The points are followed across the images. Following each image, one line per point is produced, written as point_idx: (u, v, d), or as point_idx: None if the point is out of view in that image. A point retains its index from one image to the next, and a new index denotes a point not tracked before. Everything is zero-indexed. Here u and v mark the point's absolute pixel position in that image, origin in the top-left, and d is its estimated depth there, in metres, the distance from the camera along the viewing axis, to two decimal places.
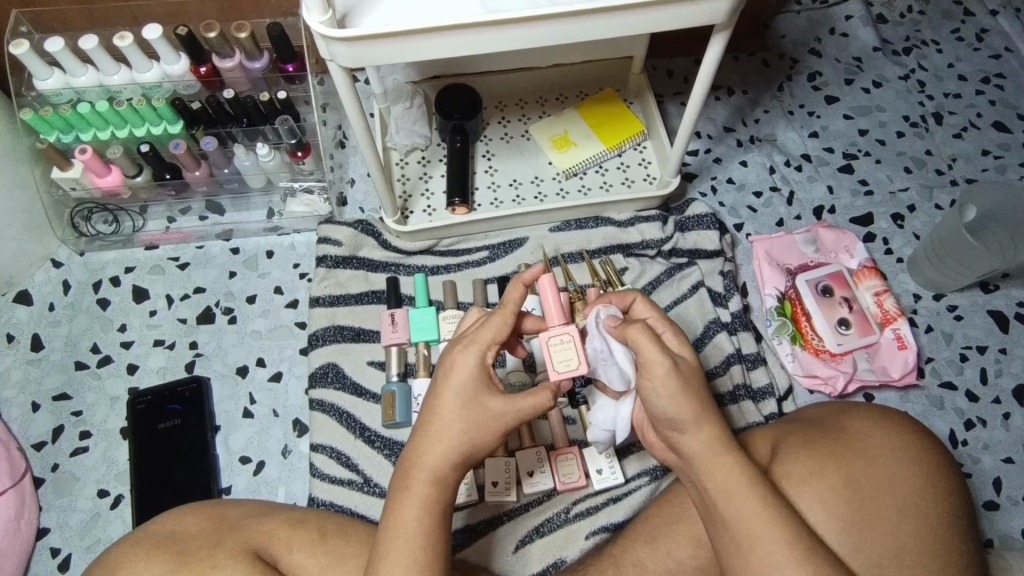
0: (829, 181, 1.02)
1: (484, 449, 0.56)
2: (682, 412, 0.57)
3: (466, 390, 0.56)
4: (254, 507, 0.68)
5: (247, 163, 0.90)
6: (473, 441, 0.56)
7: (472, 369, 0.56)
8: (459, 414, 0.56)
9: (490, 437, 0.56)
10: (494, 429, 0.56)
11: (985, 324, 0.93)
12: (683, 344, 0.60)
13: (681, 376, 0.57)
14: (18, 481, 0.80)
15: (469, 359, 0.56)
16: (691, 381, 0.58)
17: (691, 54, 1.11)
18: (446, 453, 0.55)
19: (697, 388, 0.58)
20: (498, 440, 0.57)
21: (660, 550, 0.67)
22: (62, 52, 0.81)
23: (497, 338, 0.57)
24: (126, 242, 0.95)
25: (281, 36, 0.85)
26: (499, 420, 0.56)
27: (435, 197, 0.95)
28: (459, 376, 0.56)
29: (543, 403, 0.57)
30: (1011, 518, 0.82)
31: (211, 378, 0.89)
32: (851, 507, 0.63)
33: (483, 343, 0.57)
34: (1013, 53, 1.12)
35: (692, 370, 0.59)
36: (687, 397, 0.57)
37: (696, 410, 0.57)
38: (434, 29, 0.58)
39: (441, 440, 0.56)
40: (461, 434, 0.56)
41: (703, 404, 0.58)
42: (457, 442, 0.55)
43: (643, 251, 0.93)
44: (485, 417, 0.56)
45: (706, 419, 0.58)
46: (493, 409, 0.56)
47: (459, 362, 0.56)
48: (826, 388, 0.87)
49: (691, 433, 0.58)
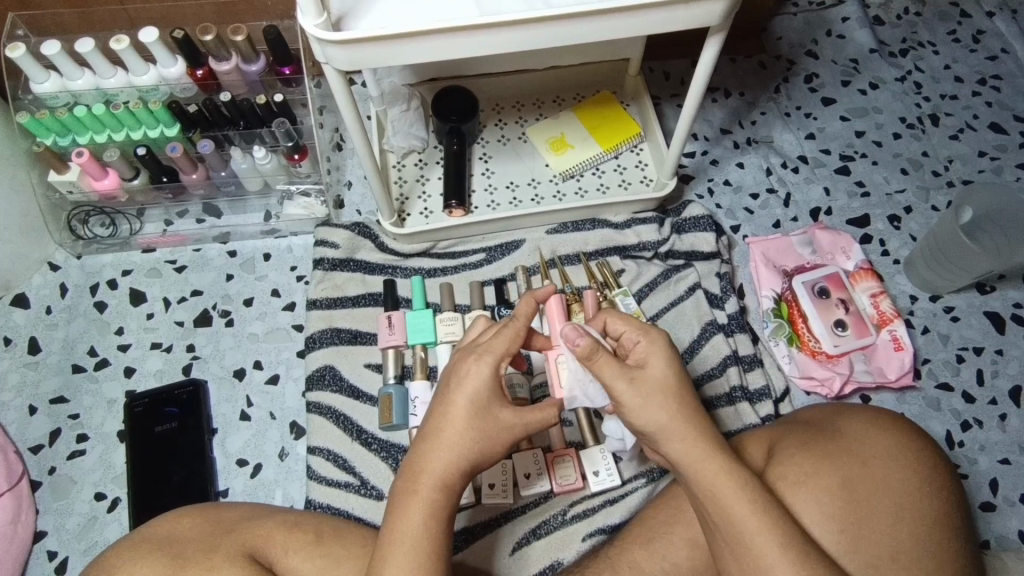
0: (825, 183, 1.02)
1: (493, 458, 0.57)
2: (653, 423, 0.59)
3: (478, 399, 0.57)
4: (251, 510, 0.68)
5: (244, 166, 0.90)
6: (483, 449, 0.56)
7: (486, 378, 0.57)
8: (471, 422, 0.56)
9: (500, 447, 0.57)
10: (503, 439, 0.57)
11: (982, 325, 0.93)
12: (653, 351, 0.60)
13: (638, 396, 0.58)
14: (16, 484, 0.81)
15: (484, 368, 0.57)
16: (650, 399, 0.58)
17: (688, 56, 1.11)
18: (455, 459, 0.56)
19: (665, 400, 0.58)
20: (505, 451, 0.58)
21: (656, 551, 0.67)
22: (59, 55, 0.81)
23: (511, 350, 0.58)
24: (123, 244, 0.96)
25: (278, 39, 0.85)
26: (510, 431, 0.57)
27: (432, 199, 0.95)
28: (473, 384, 0.57)
29: (550, 419, 0.59)
30: (1008, 519, 0.82)
31: (208, 380, 0.89)
32: (846, 508, 0.63)
33: (497, 353, 0.58)
34: (1010, 55, 1.13)
35: (658, 382, 0.59)
36: (657, 408, 0.58)
37: (666, 420, 0.58)
38: (429, 33, 0.58)
39: (450, 446, 0.56)
40: (472, 442, 0.56)
41: (674, 411, 0.58)
42: (468, 449, 0.56)
43: (640, 253, 0.93)
44: (497, 427, 0.57)
45: (683, 426, 0.58)
46: (504, 420, 0.57)
47: (474, 371, 0.57)
48: (823, 389, 0.87)
49: (670, 441, 0.59)
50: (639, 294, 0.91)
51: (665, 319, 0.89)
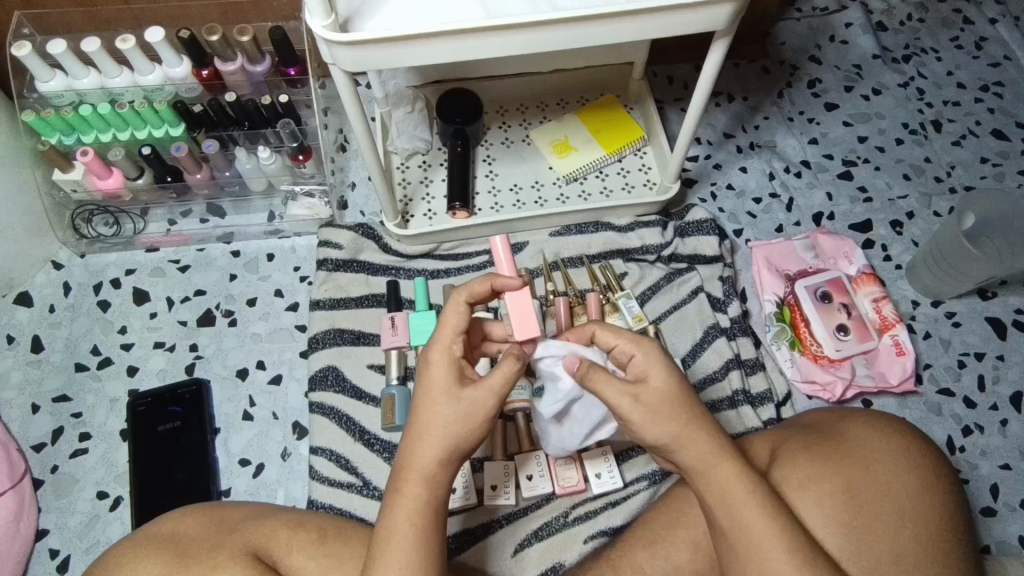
0: (828, 187, 1.03)
1: (472, 440, 0.56)
2: (664, 435, 0.57)
3: (441, 387, 0.56)
4: (255, 509, 0.68)
5: (248, 167, 0.90)
6: (458, 436, 0.56)
7: (442, 366, 0.57)
8: (439, 410, 0.56)
9: (475, 427, 0.56)
10: (477, 417, 0.56)
11: (983, 331, 0.93)
12: (652, 365, 0.58)
13: (646, 411, 0.57)
14: (18, 482, 0.81)
15: (439, 356, 0.58)
16: (660, 412, 0.57)
17: (693, 61, 1.12)
18: (430, 451, 0.55)
19: (672, 411, 0.57)
20: (483, 428, 0.57)
21: (659, 554, 0.67)
22: (65, 55, 0.82)
23: (458, 330, 0.59)
24: (126, 244, 0.95)
25: (284, 40, 0.86)
26: (479, 407, 0.56)
27: (436, 201, 0.95)
28: (433, 376, 0.57)
29: (512, 372, 0.57)
30: (1009, 525, 0.83)
31: (211, 380, 0.89)
32: (848, 512, 0.63)
33: (447, 339, 0.58)
34: (1012, 61, 1.13)
35: (663, 393, 0.58)
36: (672, 408, 0.57)
37: (678, 429, 0.57)
38: (437, 35, 0.58)
39: (424, 437, 0.56)
40: (446, 430, 0.55)
41: (686, 420, 0.57)
42: (443, 437, 0.55)
43: (643, 256, 0.93)
44: (463, 407, 0.56)
45: (697, 432, 0.57)
46: (469, 399, 0.56)
47: (433, 361, 0.57)
48: (825, 393, 0.88)
49: (684, 446, 0.58)
50: (641, 297, 0.91)
51: (668, 322, 0.89)
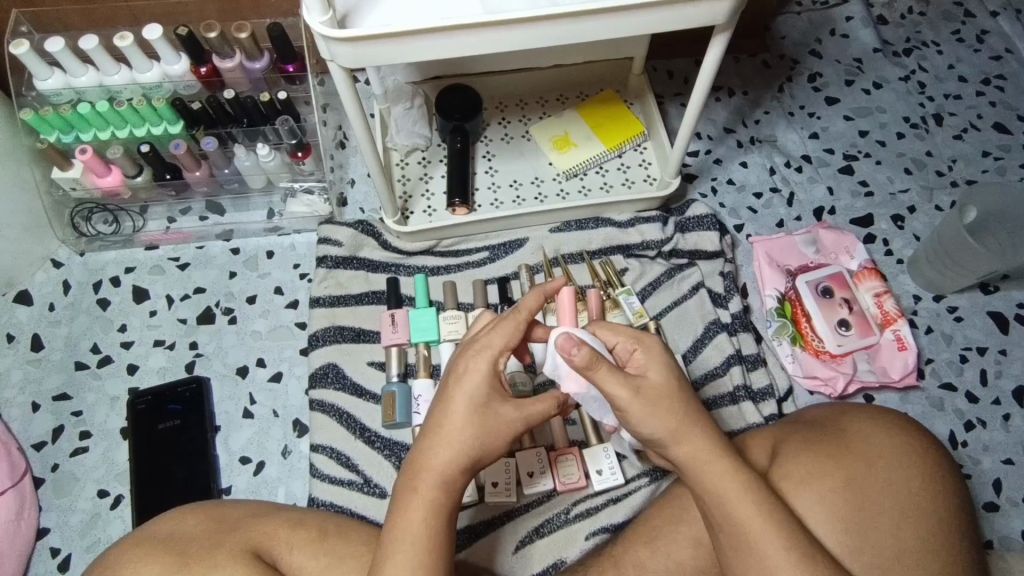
0: (829, 182, 1.02)
1: (495, 452, 0.56)
2: (660, 430, 0.56)
3: (478, 395, 0.56)
4: (255, 508, 0.67)
5: (247, 164, 0.90)
6: (483, 445, 0.55)
7: (484, 373, 0.56)
8: (472, 418, 0.55)
9: (501, 442, 0.56)
10: (505, 434, 0.56)
11: (984, 325, 0.93)
12: (653, 359, 0.58)
13: (645, 406, 0.56)
14: (19, 481, 0.81)
15: (482, 362, 0.56)
16: (659, 406, 0.56)
17: (693, 55, 1.11)
18: (456, 456, 0.55)
19: (671, 405, 0.56)
20: (506, 445, 0.57)
21: (660, 550, 0.66)
22: (63, 52, 0.81)
23: (510, 344, 0.57)
24: (126, 242, 0.95)
25: (281, 36, 0.85)
26: (511, 425, 0.56)
27: (435, 198, 0.95)
28: (471, 380, 0.56)
29: (548, 410, 0.59)
30: (1011, 519, 0.82)
31: (211, 378, 0.89)
32: (846, 508, 0.63)
33: (495, 348, 0.57)
34: (1013, 55, 1.13)
35: (657, 388, 0.56)
36: (666, 408, 0.56)
37: (674, 425, 0.57)
38: (435, 29, 0.58)
39: (451, 442, 0.55)
40: (474, 438, 0.55)
41: (681, 416, 0.57)
42: (471, 444, 0.55)
43: (644, 251, 0.93)
44: (498, 422, 0.56)
45: (689, 430, 0.57)
46: (504, 414, 0.56)
47: (474, 366, 0.56)
48: (826, 389, 0.87)
49: (679, 442, 0.57)
50: (641, 293, 0.91)
51: (668, 317, 0.89)
